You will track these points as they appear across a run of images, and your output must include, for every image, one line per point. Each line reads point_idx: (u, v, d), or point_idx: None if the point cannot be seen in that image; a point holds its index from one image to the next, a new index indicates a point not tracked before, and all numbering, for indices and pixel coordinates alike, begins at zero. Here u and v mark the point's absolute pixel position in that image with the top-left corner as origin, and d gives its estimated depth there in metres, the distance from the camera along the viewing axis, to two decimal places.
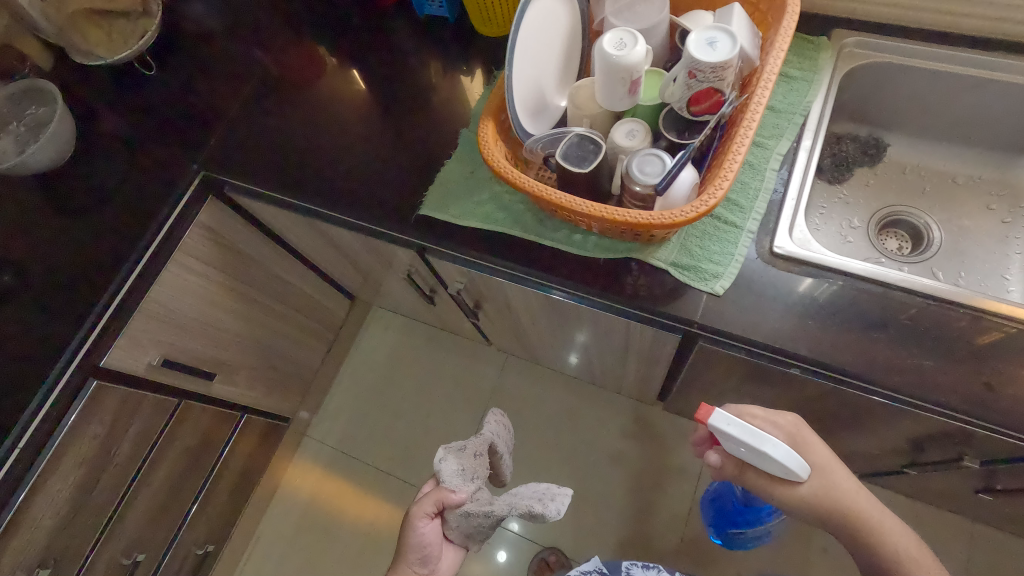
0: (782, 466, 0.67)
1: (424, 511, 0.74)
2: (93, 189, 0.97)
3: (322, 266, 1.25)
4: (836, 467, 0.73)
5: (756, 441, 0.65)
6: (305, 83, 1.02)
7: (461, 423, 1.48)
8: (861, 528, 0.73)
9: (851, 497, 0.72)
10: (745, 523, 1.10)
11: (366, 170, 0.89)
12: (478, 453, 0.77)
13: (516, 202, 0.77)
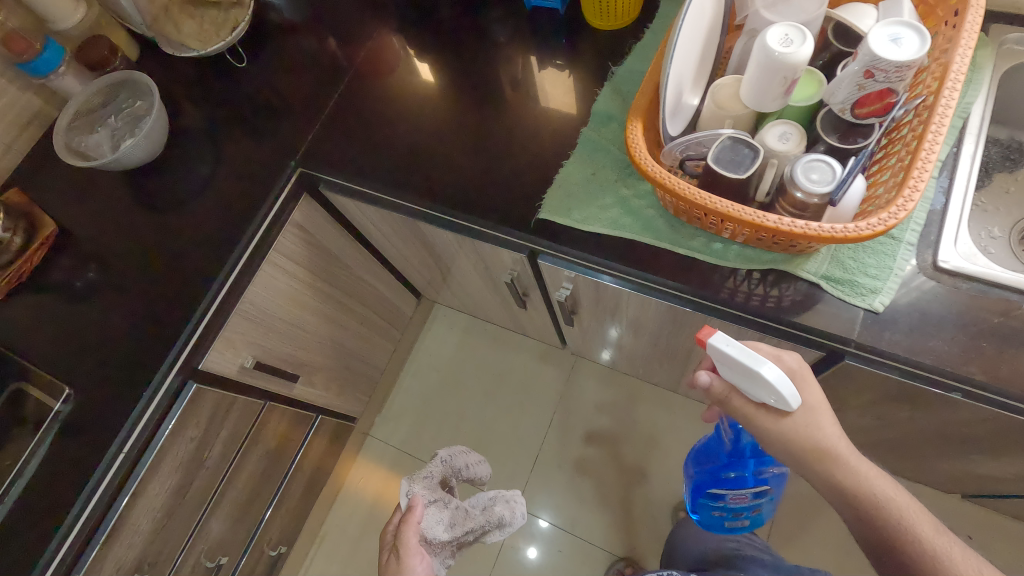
0: (783, 393, 0.58)
1: (412, 540, 0.71)
2: (186, 187, 0.96)
3: (398, 263, 1.22)
4: (823, 412, 0.62)
5: (750, 360, 0.57)
6: (400, 75, 0.97)
7: (528, 426, 1.44)
8: (845, 487, 0.60)
9: (832, 448, 0.61)
10: (728, 484, 0.95)
11: (472, 168, 0.85)
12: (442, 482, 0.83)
13: (646, 207, 0.73)
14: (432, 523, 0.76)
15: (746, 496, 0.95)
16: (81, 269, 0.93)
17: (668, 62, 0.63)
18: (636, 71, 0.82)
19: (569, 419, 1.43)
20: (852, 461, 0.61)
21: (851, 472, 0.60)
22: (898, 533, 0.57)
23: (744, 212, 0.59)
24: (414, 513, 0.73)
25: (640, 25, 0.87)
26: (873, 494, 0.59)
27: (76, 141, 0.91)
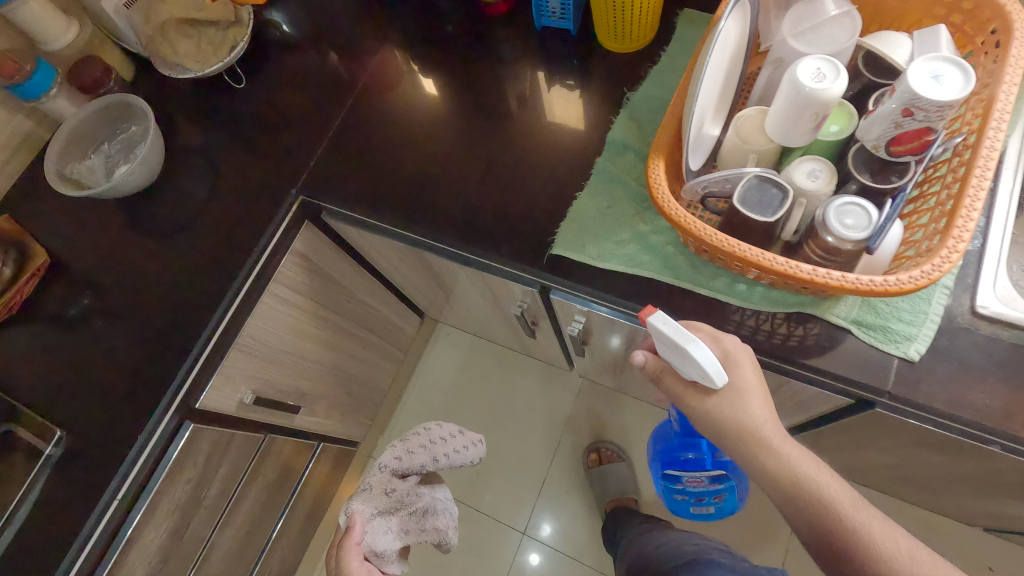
0: (707, 369, 0.57)
1: (357, 562, 0.70)
2: (182, 214, 0.92)
3: (401, 285, 1.19)
4: (752, 393, 0.60)
5: (678, 337, 0.56)
6: (404, 95, 0.94)
7: (534, 449, 1.41)
8: (768, 466, 0.59)
9: (756, 429, 0.59)
10: (685, 464, 1.02)
11: (479, 197, 0.81)
12: (386, 487, 0.79)
13: (665, 244, 0.70)
14: (377, 536, 0.75)
15: (702, 480, 1.01)
16: (73, 300, 0.90)
17: (693, 97, 0.60)
18: (653, 97, 0.79)
19: (576, 442, 1.39)
20: (778, 440, 0.59)
21: (776, 452, 0.58)
22: (824, 509, 0.56)
23: (775, 261, 0.55)
24: (354, 534, 0.72)
25: (656, 47, 0.83)
26: (797, 473, 0.57)
27: (67, 167, 0.88)
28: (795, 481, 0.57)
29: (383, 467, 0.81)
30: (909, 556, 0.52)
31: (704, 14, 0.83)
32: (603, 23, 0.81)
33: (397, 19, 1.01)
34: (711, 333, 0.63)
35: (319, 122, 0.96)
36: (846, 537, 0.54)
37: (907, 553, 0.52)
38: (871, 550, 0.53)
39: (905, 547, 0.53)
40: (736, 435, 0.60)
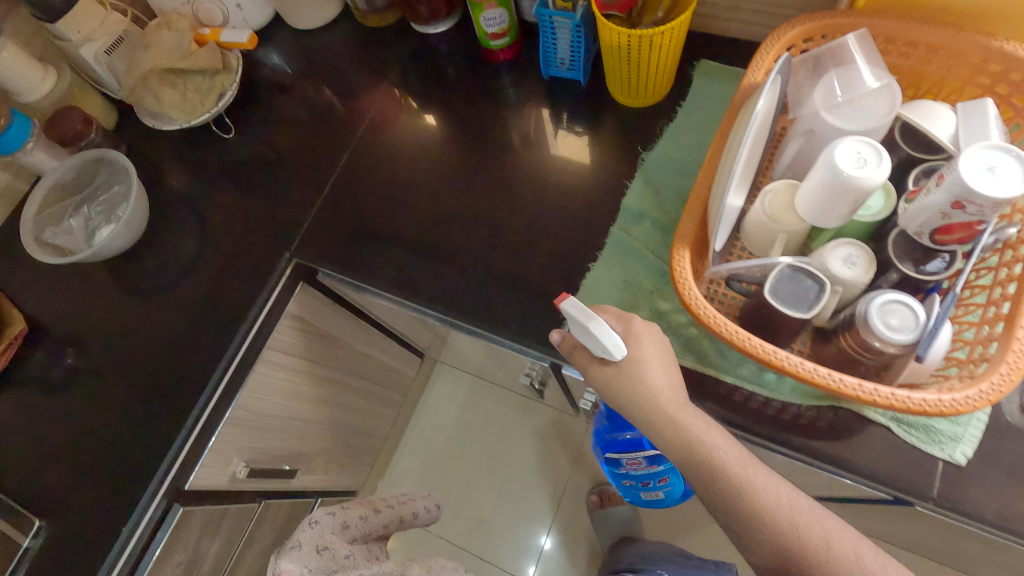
0: (606, 344, 0.57)
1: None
2: (170, 275, 0.87)
3: (401, 331, 1.14)
4: (651, 362, 0.58)
5: (581, 315, 0.56)
6: (404, 149, 0.88)
7: (539, 493, 1.37)
8: (663, 432, 0.57)
9: (655, 397, 0.58)
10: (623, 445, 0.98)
11: (485, 263, 0.76)
12: (314, 542, 0.78)
13: (688, 325, 0.65)
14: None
15: (639, 462, 0.98)
16: (56, 370, 0.85)
17: (724, 187, 0.54)
18: (669, 158, 0.74)
19: (582, 486, 1.35)
20: (674, 406, 0.57)
21: (671, 418, 0.57)
22: (717, 475, 0.55)
23: (818, 373, 0.51)
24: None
25: (674, 101, 0.78)
26: (689, 437, 0.56)
27: (46, 232, 0.83)
28: (689, 445, 0.56)
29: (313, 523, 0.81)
30: (789, 511, 0.53)
31: (726, 66, 0.77)
32: (615, 75, 0.76)
33: (395, 60, 0.95)
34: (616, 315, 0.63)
35: (313, 175, 0.90)
36: (732, 496, 0.54)
37: (788, 508, 0.53)
38: (755, 507, 0.53)
39: (787, 503, 0.53)
40: (635, 406, 0.58)
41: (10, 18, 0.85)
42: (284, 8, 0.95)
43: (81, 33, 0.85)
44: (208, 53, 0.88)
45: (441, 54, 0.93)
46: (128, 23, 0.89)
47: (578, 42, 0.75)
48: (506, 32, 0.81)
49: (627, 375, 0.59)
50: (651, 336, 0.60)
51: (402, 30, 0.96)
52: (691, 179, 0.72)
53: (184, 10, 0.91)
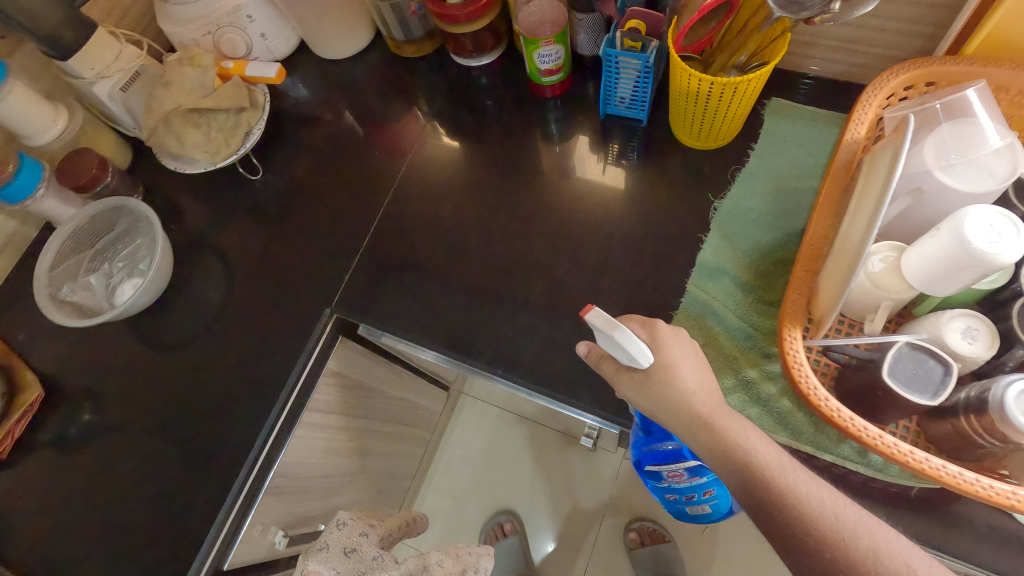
0: (633, 352, 0.55)
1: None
2: (203, 331, 0.83)
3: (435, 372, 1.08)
4: (684, 366, 0.57)
5: (605, 325, 0.54)
6: (447, 190, 0.82)
7: (572, 529, 1.32)
8: (697, 434, 0.55)
9: (687, 398, 0.56)
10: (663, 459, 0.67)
11: (545, 319, 0.71)
12: (345, 546, 0.71)
13: (779, 395, 0.60)
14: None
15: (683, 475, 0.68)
16: (80, 435, 0.80)
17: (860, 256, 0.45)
18: (744, 207, 0.69)
19: (618, 522, 1.30)
20: (708, 408, 0.55)
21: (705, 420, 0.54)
22: (751, 477, 0.51)
23: (962, 478, 0.47)
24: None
25: (745, 143, 0.72)
26: (723, 438, 0.53)
27: (62, 290, 0.76)
28: (725, 447, 0.53)
29: (343, 522, 0.74)
30: (835, 516, 0.49)
31: (801, 106, 0.72)
32: (683, 115, 0.71)
33: (432, 93, 0.89)
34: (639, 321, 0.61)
35: (348, 217, 0.84)
36: (772, 500, 0.50)
37: (836, 513, 0.49)
38: (797, 510, 0.49)
39: (833, 507, 0.49)
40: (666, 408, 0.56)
41: (16, 53, 0.78)
42: (312, 37, 0.89)
43: (94, 69, 0.78)
44: (232, 89, 0.81)
45: (482, 87, 0.88)
46: (144, 57, 0.83)
47: (643, 84, 0.69)
48: (560, 68, 0.76)
49: (658, 380, 0.57)
50: (685, 345, 0.59)
51: (438, 61, 0.90)
52: (770, 232, 0.67)
53: (204, 41, 0.83)
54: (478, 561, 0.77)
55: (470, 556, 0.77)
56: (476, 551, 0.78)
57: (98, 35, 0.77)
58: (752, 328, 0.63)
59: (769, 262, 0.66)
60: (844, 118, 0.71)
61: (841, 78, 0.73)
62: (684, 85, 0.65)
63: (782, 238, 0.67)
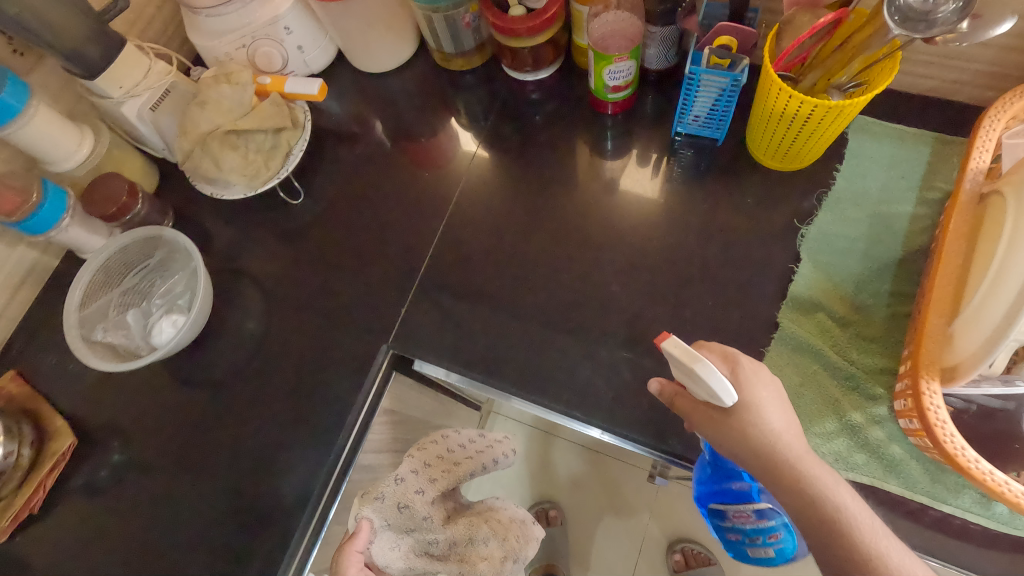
0: (716, 387, 0.50)
1: (356, 568, 0.60)
2: (245, 368, 0.77)
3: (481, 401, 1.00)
4: (770, 407, 0.53)
5: (685, 355, 0.49)
6: (505, 215, 0.78)
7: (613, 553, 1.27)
8: (781, 480, 0.51)
9: (774, 442, 0.52)
10: (729, 497, 0.61)
11: (620, 355, 0.67)
12: (403, 499, 0.68)
13: (887, 440, 0.57)
14: (380, 549, 0.65)
15: (750, 516, 0.60)
16: (113, 484, 0.74)
17: None
18: (834, 234, 0.65)
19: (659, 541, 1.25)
20: (794, 454, 0.52)
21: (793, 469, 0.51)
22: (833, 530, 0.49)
23: None
24: (357, 541, 0.61)
25: (830, 164, 0.68)
26: (810, 489, 0.50)
27: (95, 329, 0.70)
28: (811, 499, 0.50)
29: (402, 479, 0.70)
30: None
31: (888, 123, 0.68)
32: (767, 135, 0.66)
33: (481, 110, 0.85)
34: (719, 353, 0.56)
35: (396, 243, 0.79)
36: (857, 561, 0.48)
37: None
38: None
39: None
40: (750, 452, 0.52)
41: (36, 71, 0.71)
42: (351, 50, 0.84)
43: (123, 88, 0.72)
44: (270, 107, 0.76)
45: (536, 103, 0.83)
46: (174, 73, 0.77)
47: (724, 102, 0.65)
48: (628, 85, 0.71)
49: (741, 420, 0.53)
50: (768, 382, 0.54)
51: (488, 75, 0.86)
52: (864, 262, 0.63)
53: (237, 55, 0.78)
54: (523, 548, 0.73)
55: (517, 539, 0.73)
56: (526, 533, 0.75)
57: (127, 50, 0.71)
58: (852, 367, 0.60)
59: (866, 294, 0.62)
60: (935, 135, 0.66)
61: (929, 95, 0.69)
62: (777, 105, 0.60)
63: (877, 268, 0.63)
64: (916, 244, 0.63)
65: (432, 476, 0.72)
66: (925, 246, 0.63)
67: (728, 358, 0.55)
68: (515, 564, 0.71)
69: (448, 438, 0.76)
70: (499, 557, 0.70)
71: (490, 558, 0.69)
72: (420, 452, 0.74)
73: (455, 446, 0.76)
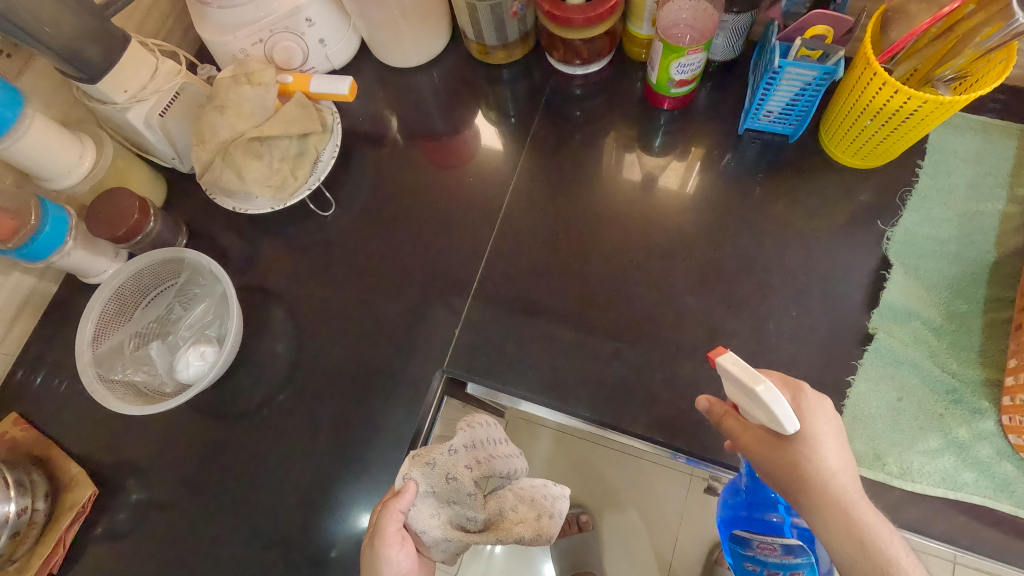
0: (777, 415, 0.43)
1: (393, 529, 0.52)
2: (280, 400, 0.69)
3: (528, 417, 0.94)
4: (830, 443, 0.46)
5: (744, 376, 0.43)
6: (561, 221, 0.72)
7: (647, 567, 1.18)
8: (827, 524, 0.44)
9: (827, 482, 0.45)
10: (756, 526, 0.56)
11: (698, 373, 0.63)
12: (453, 474, 0.58)
13: (997, 458, 0.54)
14: (419, 514, 0.56)
15: (777, 550, 0.55)
16: (139, 538, 0.66)
17: None
18: (921, 236, 0.63)
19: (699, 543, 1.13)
20: (849, 498, 0.45)
21: (844, 513, 0.44)
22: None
23: None
24: (401, 500, 0.53)
25: (912, 160, 0.66)
26: (861, 537, 0.43)
27: (114, 367, 0.64)
28: (859, 549, 0.43)
29: (454, 450, 0.59)
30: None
31: (971, 116, 0.65)
32: (846, 131, 0.63)
33: (522, 108, 0.79)
34: (782, 378, 0.50)
35: (438, 254, 0.73)
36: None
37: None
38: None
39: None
40: (798, 488, 0.46)
41: (26, 74, 0.63)
42: (380, 45, 0.77)
43: (128, 92, 0.64)
44: (296, 110, 0.68)
45: (582, 100, 0.77)
46: (184, 73, 0.68)
47: (806, 97, 0.62)
48: (694, 79, 0.66)
49: (794, 454, 0.46)
50: (831, 417, 0.48)
51: (527, 71, 0.80)
52: (955, 265, 0.61)
53: (253, 50, 0.70)
54: (551, 505, 0.66)
55: (544, 499, 0.66)
56: (550, 493, 0.67)
57: (133, 48, 0.63)
58: (953, 379, 0.57)
59: (960, 300, 0.59)
60: (1021, 129, 0.64)
61: (1008, 86, 0.66)
62: (870, 101, 0.56)
63: (970, 272, 0.60)
64: (1009, 245, 0.60)
65: (479, 458, 0.63)
66: (1020, 247, 0.60)
67: (791, 383, 0.49)
68: (551, 522, 0.64)
69: (486, 425, 0.65)
70: (533, 518, 0.62)
71: (525, 522, 0.62)
72: (470, 429, 0.63)
73: (495, 447, 0.66)
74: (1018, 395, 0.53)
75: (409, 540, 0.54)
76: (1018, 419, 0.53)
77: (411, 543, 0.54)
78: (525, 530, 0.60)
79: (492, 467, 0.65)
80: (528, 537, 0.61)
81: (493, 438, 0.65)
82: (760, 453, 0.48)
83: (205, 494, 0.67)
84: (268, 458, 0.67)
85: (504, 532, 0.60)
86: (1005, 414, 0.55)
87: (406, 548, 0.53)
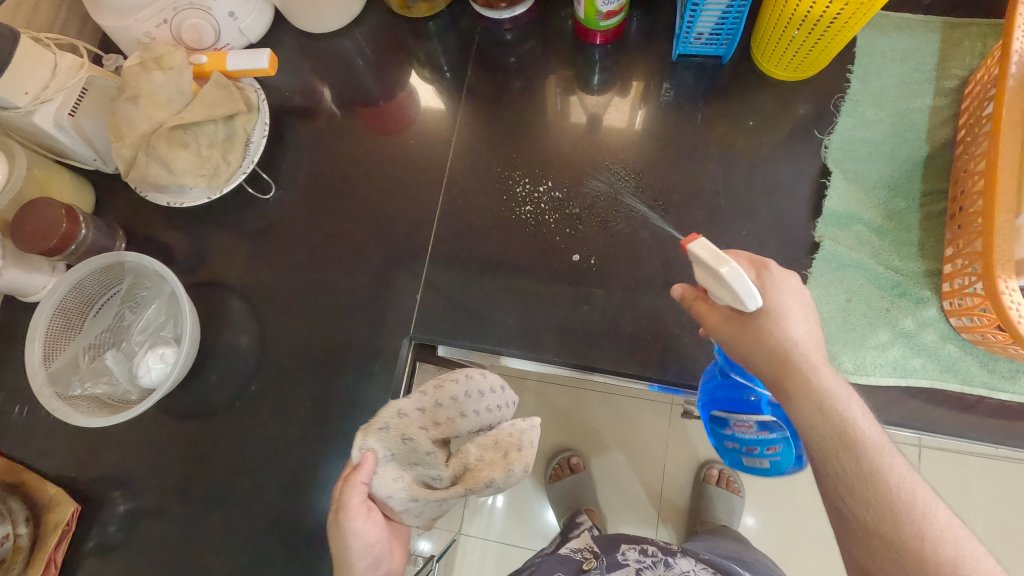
0: (742, 295, 0.42)
1: (357, 501, 0.53)
2: (252, 390, 0.69)
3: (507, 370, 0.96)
4: (795, 315, 0.46)
5: (709, 258, 0.42)
6: (508, 172, 0.71)
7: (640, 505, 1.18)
8: (788, 392, 0.45)
9: (790, 352, 0.45)
10: (734, 406, 0.59)
11: (659, 302, 0.64)
12: (409, 435, 0.57)
13: (942, 342, 0.57)
14: (382, 480, 0.56)
15: (752, 427, 0.59)
16: (133, 547, 0.66)
17: None
18: (858, 140, 0.64)
19: (686, 465, 1.18)
20: (810, 363, 0.45)
21: (804, 381, 0.45)
22: (836, 442, 0.43)
23: None
24: (360, 473, 0.54)
25: (843, 65, 0.67)
26: (821, 402, 0.44)
27: (71, 384, 0.62)
28: (817, 413, 0.44)
29: (404, 412, 0.58)
30: (924, 515, 0.41)
31: (894, 14, 0.66)
32: (776, 43, 0.63)
33: (452, 62, 0.76)
34: (748, 258, 0.49)
35: (388, 222, 0.72)
36: (856, 479, 0.43)
37: (921, 511, 0.41)
38: (874, 495, 0.42)
39: (922, 505, 0.42)
40: (763, 361, 0.46)
41: None
42: (296, 12, 0.73)
43: (29, 94, 0.60)
44: (216, 90, 0.64)
45: (513, 45, 0.76)
46: (88, 66, 0.64)
47: (733, 14, 0.62)
48: (620, 9, 0.66)
49: (759, 328, 0.46)
50: (796, 289, 0.47)
51: (454, 21, 0.77)
52: (890, 164, 0.63)
53: (159, 33, 0.66)
54: (520, 439, 0.59)
55: (509, 435, 0.60)
56: (519, 427, 0.60)
57: (24, 45, 0.59)
58: (897, 274, 0.60)
59: (898, 198, 0.62)
60: (942, 21, 0.66)
61: None
62: (797, 8, 0.56)
63: (906, 169, 0.62)
64: (940, 138, 0.62)
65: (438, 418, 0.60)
66: (949, 138, 0.62)
67: (757, 262, 0.48)
68: (520, 453, 0.59)
69: (468, 378, 0.60)
70: (500, 458, 0.58)
71: (492, 465, 0.58)
72: (434, 389, 0.59)
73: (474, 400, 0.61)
74: (957, 280, 0.56)
75: (376, 509, 0.55)
76: (957, 302, 0.56)
77: (378, 510, 0.55)
78: (493, 473, 0.57)
79: (458, 426, 0.61)
80: (500, 479, 0.57)
81: (469, 393, 0.60)
82: (728, 334, 0.48)
83: (191, 492, 0.67)
84: (250, 448, 0.67)
85: (472, 481, 0.57)
86: (946, 299, 0.58)
87: (372, 515, 0.54)
